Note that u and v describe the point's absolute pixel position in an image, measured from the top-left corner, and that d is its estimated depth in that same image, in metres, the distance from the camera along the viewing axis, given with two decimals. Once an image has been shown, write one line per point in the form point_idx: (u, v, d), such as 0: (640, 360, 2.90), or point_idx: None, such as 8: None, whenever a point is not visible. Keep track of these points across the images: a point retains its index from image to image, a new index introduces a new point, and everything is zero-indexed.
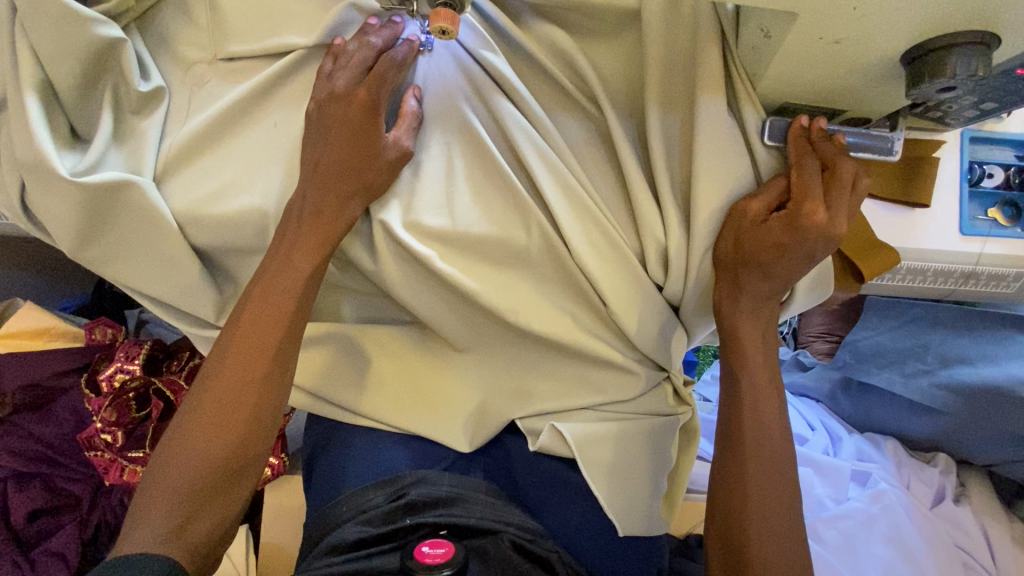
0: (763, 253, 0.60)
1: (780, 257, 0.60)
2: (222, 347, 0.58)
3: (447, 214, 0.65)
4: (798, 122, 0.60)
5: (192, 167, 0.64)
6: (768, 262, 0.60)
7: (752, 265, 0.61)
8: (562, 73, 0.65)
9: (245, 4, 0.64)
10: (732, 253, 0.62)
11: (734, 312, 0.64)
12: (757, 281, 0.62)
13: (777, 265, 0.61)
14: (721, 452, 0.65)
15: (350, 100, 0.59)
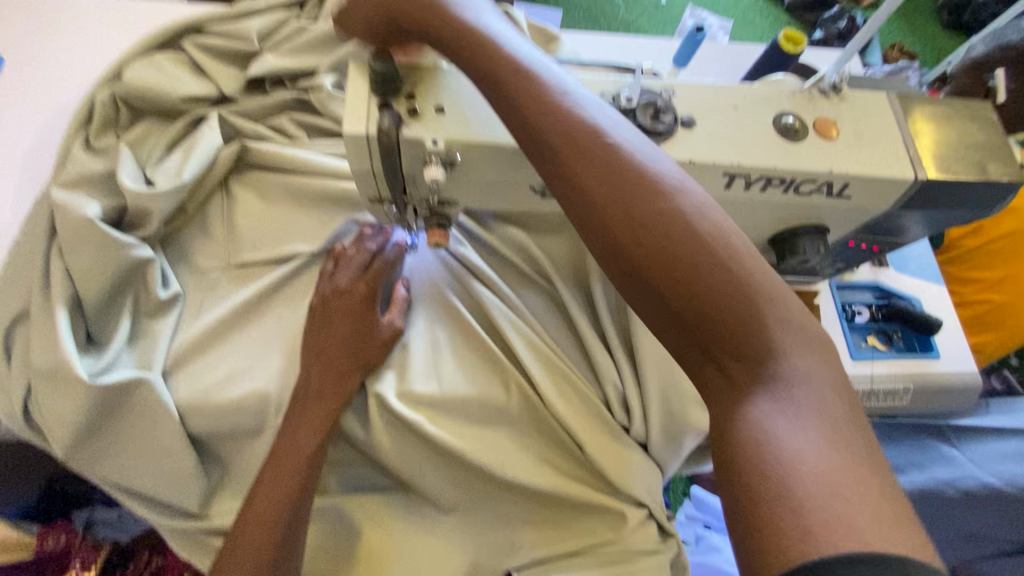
0: (619, 223, 0.41)
1: (610, 184, 0.42)
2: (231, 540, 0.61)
3: (436, 382, 0.74)
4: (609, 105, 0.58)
5: (199, 360, 0.71)
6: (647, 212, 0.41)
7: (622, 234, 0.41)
8: (521, 259, 0.81)
9: (258, 222, 0.78)
10: (599, 235, 0.42)
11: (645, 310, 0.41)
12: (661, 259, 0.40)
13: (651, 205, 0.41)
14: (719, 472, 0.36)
15: (351, 293, 0.71)
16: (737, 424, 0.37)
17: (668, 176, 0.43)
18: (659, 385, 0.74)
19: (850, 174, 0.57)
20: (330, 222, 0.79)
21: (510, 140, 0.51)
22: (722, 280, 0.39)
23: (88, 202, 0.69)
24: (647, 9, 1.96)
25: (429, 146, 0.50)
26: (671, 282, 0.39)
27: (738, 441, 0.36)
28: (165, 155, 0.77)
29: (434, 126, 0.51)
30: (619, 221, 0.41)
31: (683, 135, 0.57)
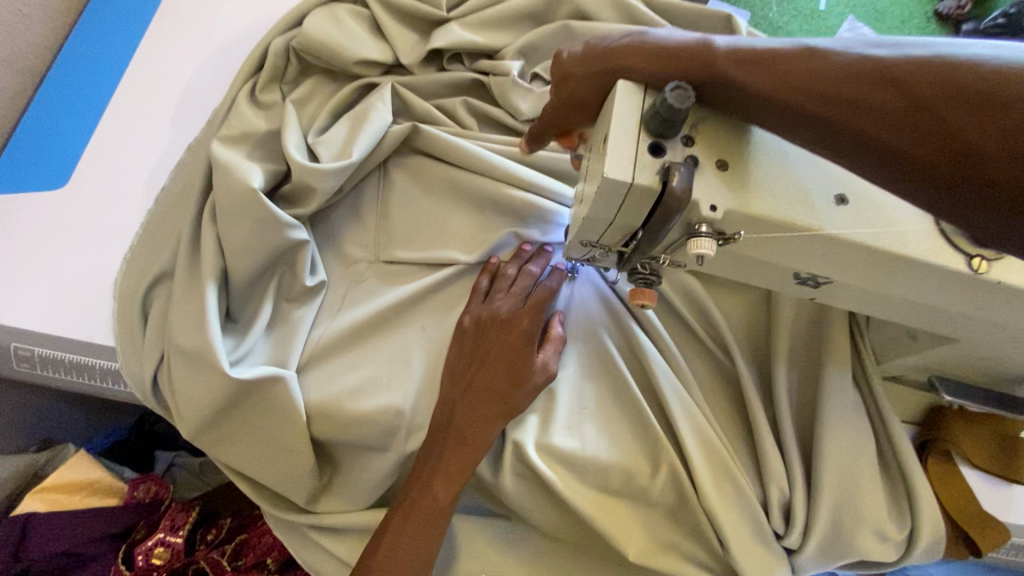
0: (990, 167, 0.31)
1: (986, 118, 0.31)
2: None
3: (581, 438, 0.65)
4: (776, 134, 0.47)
5: (334, 361, 0.65)
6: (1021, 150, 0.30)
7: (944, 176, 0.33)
8: (693, 315, 0.70)
9: (413, 217, 0.70)
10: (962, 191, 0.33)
11: None
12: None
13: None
14: None
15: (511, 325, 0.63)
16: None
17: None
18: (836, 502, 0.63)
19: None
20: (490, 231, 0.70)
21: (808, 226, 0.40)
22: None
23: (252, 170, 0.62)
24: None
25: (706, 213, 0.40)
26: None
27: None
28: (330, 123, 0.70)
29: (715, 187, 0.40)
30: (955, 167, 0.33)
31: None
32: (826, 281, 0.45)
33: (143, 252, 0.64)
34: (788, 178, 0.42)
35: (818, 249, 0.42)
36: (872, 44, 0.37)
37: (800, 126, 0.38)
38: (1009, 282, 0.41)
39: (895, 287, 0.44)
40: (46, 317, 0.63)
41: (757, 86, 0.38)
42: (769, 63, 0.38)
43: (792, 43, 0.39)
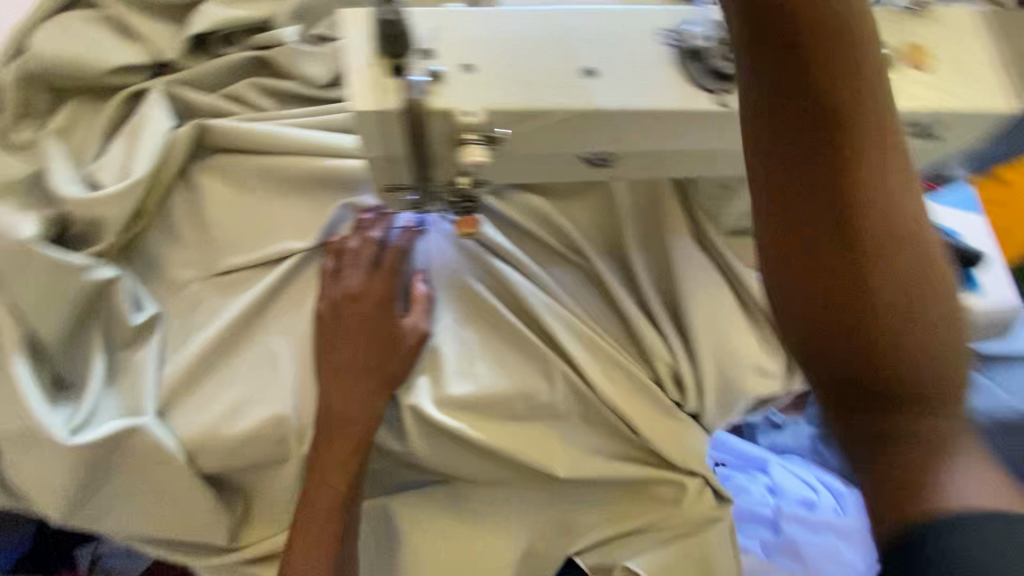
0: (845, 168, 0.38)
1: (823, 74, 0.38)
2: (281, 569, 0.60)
3: (473, 380, 0.66)
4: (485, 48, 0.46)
5: (197, 392, 0.61)
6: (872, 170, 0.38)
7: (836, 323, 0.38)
8: (546, 230, 0.71)
9: (234, 219, 0.65)
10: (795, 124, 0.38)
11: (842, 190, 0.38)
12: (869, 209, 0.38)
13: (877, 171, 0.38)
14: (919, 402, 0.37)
15: (368, 297, 0.62)
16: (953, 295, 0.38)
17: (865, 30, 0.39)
18: (713, 356, 0.69)
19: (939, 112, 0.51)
20: (320, 209, 0.66)
21: (566, 103, 0.41)
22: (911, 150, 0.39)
23: (22, 222, 0.57)
24: None
25: (465, 119, 0.39)
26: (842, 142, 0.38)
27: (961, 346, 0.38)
28: (106, 147, 0.63)
29: (466, 91, 0.39)
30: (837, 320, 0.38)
31: None
32: (614, 155, 0.46)
33: None
34: (537, 61, 0.41)
35: (587, 124, 0.42)
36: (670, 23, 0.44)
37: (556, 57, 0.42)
38: None
39: (673, 142, 0.46)
40: None
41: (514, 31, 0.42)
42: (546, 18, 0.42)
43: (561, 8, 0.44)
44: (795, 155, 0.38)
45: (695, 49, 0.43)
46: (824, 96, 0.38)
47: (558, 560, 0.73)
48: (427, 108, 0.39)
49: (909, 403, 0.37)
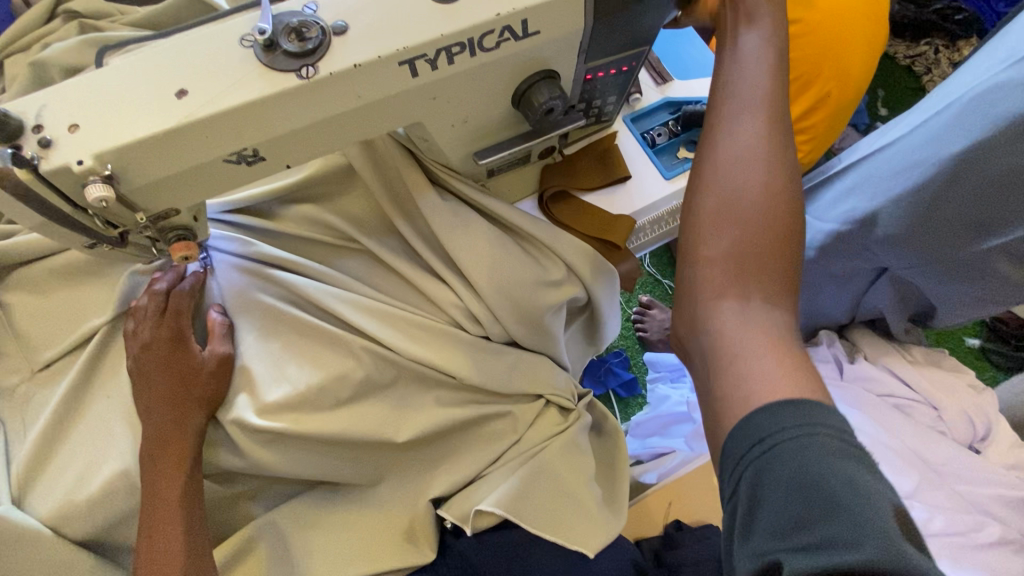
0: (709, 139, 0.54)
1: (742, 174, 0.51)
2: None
3: (288, 381, 0.71)
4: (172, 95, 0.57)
5: (46, 473, 0.69)
6: (729, 135, 0.53)
7: (761, 220, 0.49)
8: (318, 233, 0.78)
9: (43, 319, 0.74)
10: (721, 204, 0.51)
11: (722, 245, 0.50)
12: (729, 152, 0.52)
13: (751, 122, 0.52)
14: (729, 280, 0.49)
15: (158, 342, 0.68)
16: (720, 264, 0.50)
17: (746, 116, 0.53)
18: (493, 286, 0.75)
19: (519, 10, 0.56)
20: (112, 284, 0.74)
21: (162, 125, 0.49)
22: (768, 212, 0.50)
23: None
24: None
25: (78, 168, 0.47)
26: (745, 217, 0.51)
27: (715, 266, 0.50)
28: None
29: (74, 146, 0.48)
30: (768, 211, 0.50)
31: (339, 44, 0.52)
32: (253, 149, 0.54)
33: None
34: (133, 100, 0.49)
35: (195, 135, 0.50)
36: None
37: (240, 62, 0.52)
38: (337, 70, 0.52)
39: (292, 122, 0.53)
40: None
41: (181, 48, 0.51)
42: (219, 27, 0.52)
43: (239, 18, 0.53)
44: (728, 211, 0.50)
45: (266, 42, 0.51)
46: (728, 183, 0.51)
47: (432, 510, 0.82)
48: (41, 170, 0.47)
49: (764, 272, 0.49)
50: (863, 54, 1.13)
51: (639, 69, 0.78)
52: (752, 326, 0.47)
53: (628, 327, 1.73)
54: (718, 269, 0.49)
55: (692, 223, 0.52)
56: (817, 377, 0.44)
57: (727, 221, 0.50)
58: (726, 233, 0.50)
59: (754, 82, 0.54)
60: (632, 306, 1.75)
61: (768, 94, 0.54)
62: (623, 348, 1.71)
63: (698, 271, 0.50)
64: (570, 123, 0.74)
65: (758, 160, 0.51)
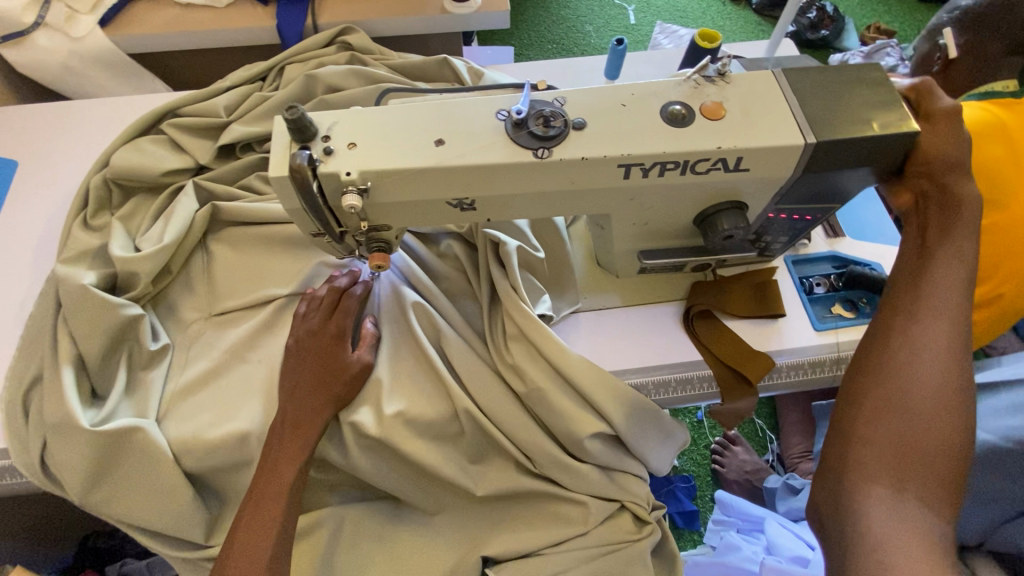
0: (907, 336, 0.60)
1: (925, 367, 0.58)
2: (224, 564, 0.68)
3: (407, 399, 0.76)
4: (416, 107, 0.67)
5: (187, 403, 0.78)
6: (920, 331, 0.60)
7: (944, 417, 0.56)
8: (499, 265, 0.80)
9: (235, 274, 0.86)
10: (902, 387, 0.58)
11: (871, 420, 0.58)
12: (931, 368, 0.58)
13: (914, 354, 0.59)
14: (866, 459, 0.57)
15: (322, 332, 0.76)
16: (911, 441, 0.56)
17: (910, 323, 0.61)
18: (610, 377, 0.76)
19: (739, 148, 0.60)
20: (298, 263, 0.86)
21: (416, 163, 0.58)
22: (912, 413, 0.57)
23: (85, 274, 0.80)
24: (618, 32, 2.11)
25: (345, 178, 0.58)
26: (911, 412, 0.57)
27: (916, 437, 0.56)
28: (152, 224, 0.87)
29: (348, 160, 0.58)
30: (940, 402, 0.57)
31: (574, 137, 0.60)
32: (472, 200, 0.62)
33: (13, 367, 0.78)
34: (402, 137, 0.59)
35: (435, 176, 0.59)
36: (584, 100, 0.62)
37: (505, 127, 0.60)
38: (567, 158, 0.59)
39: (509, 187, 0.61)
40: None
41: (454, 110, 0.61)
42: (494, 99, 0.62)
43: (515, 96, 0.63)
44: (889, 399, 0.58)
45: (518, 121, 0.59)
46: (925, 386, 0.57)
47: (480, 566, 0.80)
48: (319, 171, 0.57)
49: (893, 457, 0.56)
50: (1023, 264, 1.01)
51: (819, 221, 0.79)
52: (897, 521, 0.53)
53: (706, 455, 1.64)
54: (839, 448, 0.59)
55: (853, 404, 0.60)
56: (918, 534, 0.53)
57: (874, 414, 0.58)
58: (862, 421, 0.58)
59: (930, 297, 0.61)
60: (715, 435, 1.66)
61: (948, 302, 0.61)
62: (693, 475, 1.62)
63: (861, 438, 0.58)
64: (738, 251, 0.77)
65: (948, 365, 0.58)
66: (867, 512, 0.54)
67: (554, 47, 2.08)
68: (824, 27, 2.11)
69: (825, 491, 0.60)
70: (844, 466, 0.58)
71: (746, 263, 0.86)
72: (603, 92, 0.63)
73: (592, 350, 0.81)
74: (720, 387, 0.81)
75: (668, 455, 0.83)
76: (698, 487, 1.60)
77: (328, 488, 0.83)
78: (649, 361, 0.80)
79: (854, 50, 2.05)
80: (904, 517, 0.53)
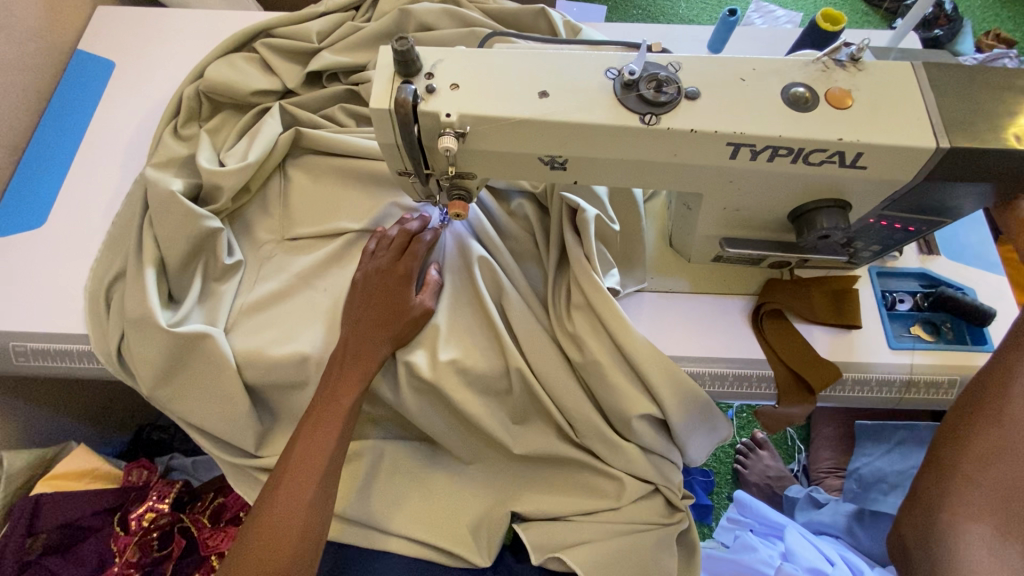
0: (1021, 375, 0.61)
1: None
2: (278, 476, 0.72)
3: (461, 349, 0.77)
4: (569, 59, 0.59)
5: (253, 320, 0.80)
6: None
7: None
8: (573, 232, 0.78)
9: (309, 202, 0.87)
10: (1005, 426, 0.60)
11: (966, 454, 0.61)
12: None
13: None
14: (972, 493, 0.60)
15: (390, 271, 0.77)
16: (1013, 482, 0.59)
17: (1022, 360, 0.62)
18: (669, 362, 0.74)
19: (861, 143, 0.56)
20: (371, 200, 0.86)
21: (517, 114, 0.56)
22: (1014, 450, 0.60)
23: (173, 181, 0.82)
24: (711, 5, 1.98)
25: (444, 119, 0.56)
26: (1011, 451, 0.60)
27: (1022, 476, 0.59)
28: (236, 141, 0.89)
29: (449, 101, 0.57)
30: None
31: (686, 107, 0.56)
32: (564, 159, 0.60)
33: (99, 260, 0.82)
34: (506, 84, 0.57)
35: (534, 129, 0.57)
36: (701, 69, 0.58)
37: (613, 87, 0.57)
38: (675, 128, 0.56)
39: (606, 152, 0.59)
40: (26, 317, 0.80)
41: (562, 64, 0.58)
42: (605, 57, 0.59)
43: (626, 55, 0.59)
44: (990, 435, 0.61)
45: (629, 81, 0.56)
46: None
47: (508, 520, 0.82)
48: (420, 109, 0.57)
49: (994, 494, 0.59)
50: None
51: (920, 235, 0.74)
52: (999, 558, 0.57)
53: (729, 454, 1.62)
54: (933, 484, 0.63)
55: (957, 446, 0.63)
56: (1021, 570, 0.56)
57: (979, 451, 0.61)
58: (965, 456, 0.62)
59: None
60: (742, 436, 1.64)
61: None
62: (713, 471, 1.61)
63: (962, 472, 0.61)
64: (826, 254, 0.73)
65: None
66: (964, 551, 0.58)
67: (640, 13, 1.97)
68: (938, 26, 1.93)
69: (915, 518, 0.64)
70: (939, 495, 0.62)
71: (827, 267, 0.82)
72: (723, 62, 0.59)
73: (652, 332, 0.80)
74: (777, 389, 0.78)
75: (710, 449, 0.82)
76: (715, 483, 1.60)
77: (372, 421, 0.86)
78: (709, 351, 0.78)
79: (967, 56, 1.88)
80: (1001, 558, 0.57)
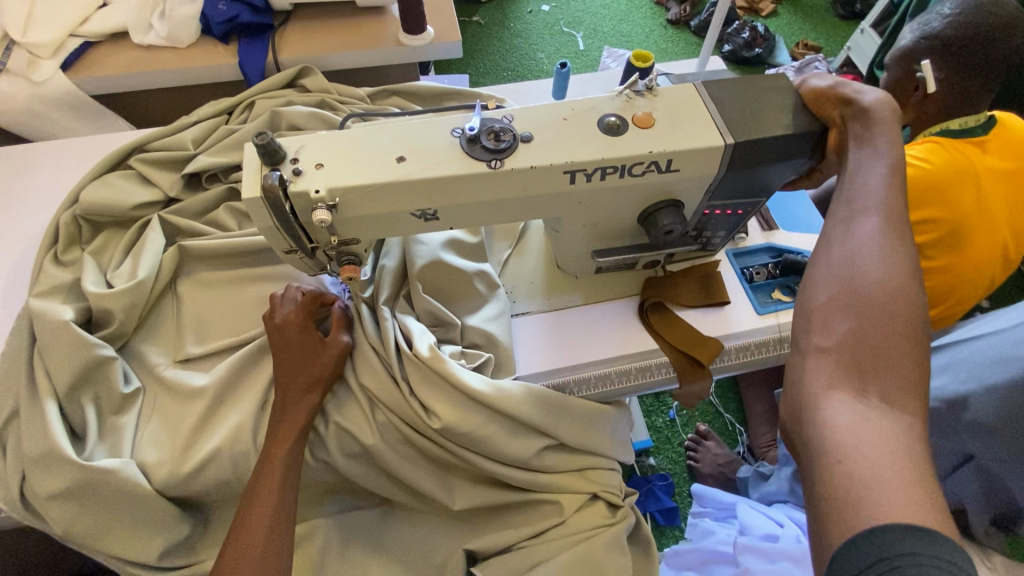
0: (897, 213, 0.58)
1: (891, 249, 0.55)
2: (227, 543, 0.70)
3: (379, 395, 0.79)
4: (417, 124, 0.68)
5: (167, 427, 0.79)
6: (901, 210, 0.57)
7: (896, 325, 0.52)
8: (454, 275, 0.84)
9: (209, 300, 0.89)
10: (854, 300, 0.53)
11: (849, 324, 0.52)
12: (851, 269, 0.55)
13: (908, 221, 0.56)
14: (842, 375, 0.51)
15: (291, 329, 0.78)
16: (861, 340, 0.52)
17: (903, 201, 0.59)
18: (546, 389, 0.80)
19: (669, 151, 0.68)
20: (273, 286, 0.90)
21: (379, 179, 0.63)
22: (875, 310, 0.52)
23: (61, 308, 0.81)
24: (567, 57, 2.24)
25: (314, 195, 0.63)
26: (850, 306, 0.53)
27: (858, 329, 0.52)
28: (122, 257, 0.89)
29: (316, 179, 0.63)
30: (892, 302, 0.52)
31: (523, 148, 0.66)
32: (434, 210, 0.68)
33: None
34: (365, 156, 0.65)
35: (399, 189, 0.64)
36: (529, 117, 0.69)
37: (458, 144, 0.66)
38: (517, 167, 0.65)
39: (465, 197, 0.67)
40: None
41: (411, 132, 0.67)
42: (447, 121, 0.68)
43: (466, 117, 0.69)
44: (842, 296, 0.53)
45: (471, 137, 0.65)
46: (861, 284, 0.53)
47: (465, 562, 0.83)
48: (290, 191, 0.62)
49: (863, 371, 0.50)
50: (999, 264, 1.16)
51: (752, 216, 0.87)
52: (863, 423, 0.47)
53: (681, 453, 1.69)
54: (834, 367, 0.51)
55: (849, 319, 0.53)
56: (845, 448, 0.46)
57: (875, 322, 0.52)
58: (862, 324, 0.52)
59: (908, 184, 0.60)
60: (687, 432, 1.72)
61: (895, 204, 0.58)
62: (669, 472, 1.67)
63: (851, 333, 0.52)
64: (680, 246, 0.84)
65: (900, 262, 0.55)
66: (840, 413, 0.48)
67: (509, 73, 2.18)
68: (758, 45, 2.26)
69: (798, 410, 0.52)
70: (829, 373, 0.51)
71: (691, 256, 0.93)
72: (545, 108, 0.70)
73: (558, 346, 0.87)
74: (677, 372, 0.87)
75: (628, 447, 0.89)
76: (675, 483, 1.65)
77: (313, 499, 0.86)
78: (609, 352, 0.86)
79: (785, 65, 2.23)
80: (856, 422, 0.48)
